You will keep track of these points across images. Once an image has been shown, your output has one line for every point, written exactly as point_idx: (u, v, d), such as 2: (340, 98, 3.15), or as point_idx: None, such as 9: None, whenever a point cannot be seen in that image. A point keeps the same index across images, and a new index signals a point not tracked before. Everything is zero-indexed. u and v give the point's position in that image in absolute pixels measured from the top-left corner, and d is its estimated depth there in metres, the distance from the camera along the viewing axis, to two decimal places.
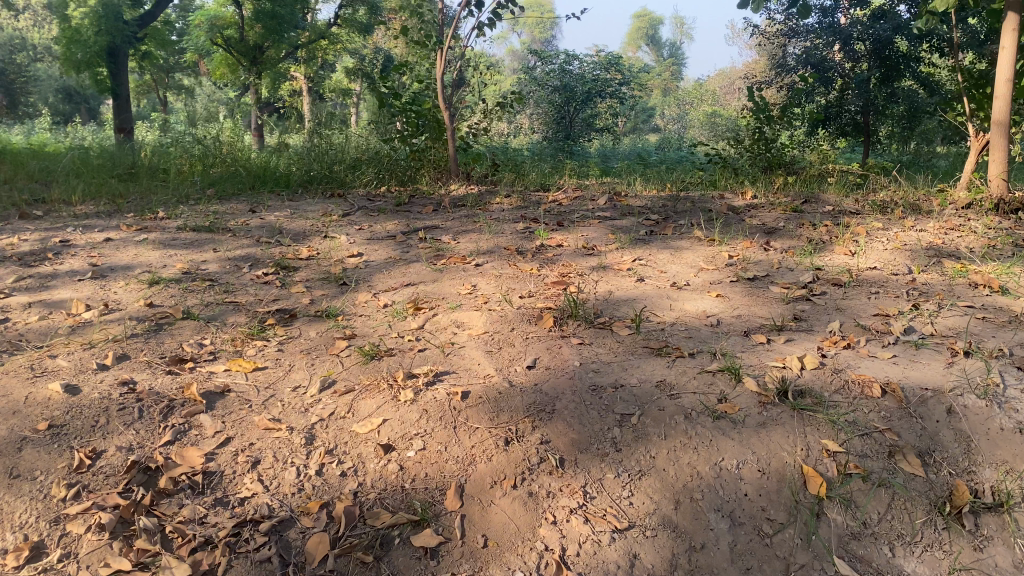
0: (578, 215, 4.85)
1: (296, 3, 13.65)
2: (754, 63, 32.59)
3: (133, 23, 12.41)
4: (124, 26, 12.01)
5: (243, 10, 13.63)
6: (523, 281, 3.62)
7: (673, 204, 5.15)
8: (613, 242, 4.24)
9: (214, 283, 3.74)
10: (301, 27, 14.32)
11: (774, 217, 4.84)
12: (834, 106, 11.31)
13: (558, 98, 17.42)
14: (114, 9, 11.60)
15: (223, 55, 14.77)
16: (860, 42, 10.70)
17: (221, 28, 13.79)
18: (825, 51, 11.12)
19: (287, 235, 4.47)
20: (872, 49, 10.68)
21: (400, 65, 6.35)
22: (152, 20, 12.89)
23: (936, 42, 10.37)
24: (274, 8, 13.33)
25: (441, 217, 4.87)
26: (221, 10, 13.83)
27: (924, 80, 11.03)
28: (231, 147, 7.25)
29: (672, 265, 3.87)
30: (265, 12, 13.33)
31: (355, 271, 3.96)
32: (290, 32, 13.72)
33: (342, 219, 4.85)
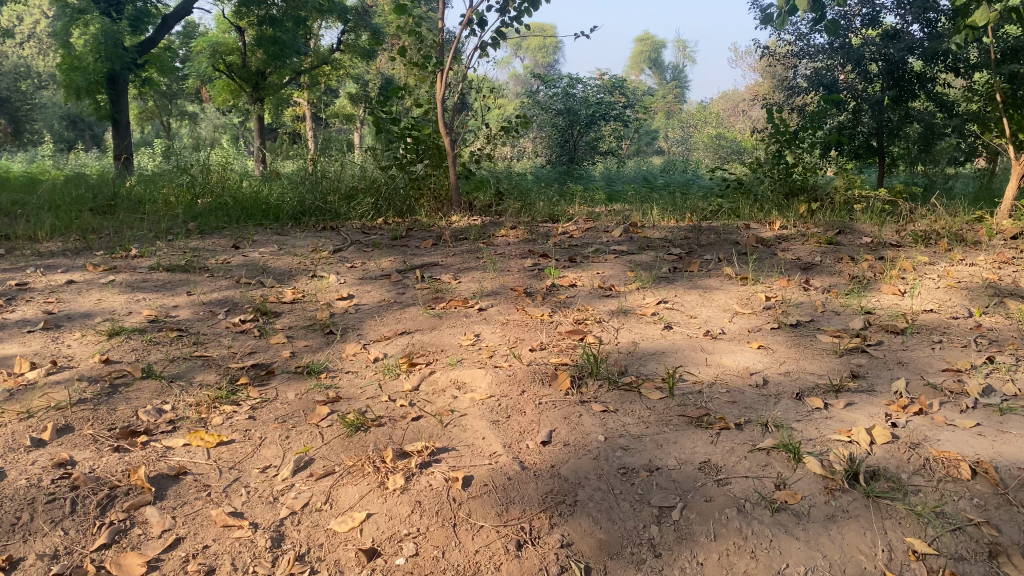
0: (592, 249, 4.41)
1: (298, 28, 13.32)
2: (759, 86, 32.28)
3: (133, 50, 12.09)
4: (125, 53, 11.66)
5: (244, 36, 13.35)
6: (534, 329, 3.16)
7: (695, 235, 4.71)
8: (633, 281, 3.80)
9: (183, 333, 3.30)
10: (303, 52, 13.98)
11: (807, 251, 4.39)
12: (847, 128, 10.89)
13: (562, 121, 17.09)
14: (115, 36, 11.25)
15: (224, 82, 14.29)
16: (873, 62, 10.34)
17: (223, 54, 13.69)
18: (837, 72, 10.75)
19: (271, 275, 4.04)
20: (885, 69, 10.34)
21: (399, 89, 5.96)
22: (153, 46, 12.74)
23: (951, 61, 10.04)
24: (276, 33, 13.00)
25: (441, 252, 4.44)
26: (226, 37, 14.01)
27: (939, 101, 10.64)
28: (220, 176, 6.84)
29: (701, 309, 3.43)
30: (266, 37, 13.02)
31: (344, 316, 3.52)
32: (291, 57, 13.31)
33: (332, 255, 4.42)
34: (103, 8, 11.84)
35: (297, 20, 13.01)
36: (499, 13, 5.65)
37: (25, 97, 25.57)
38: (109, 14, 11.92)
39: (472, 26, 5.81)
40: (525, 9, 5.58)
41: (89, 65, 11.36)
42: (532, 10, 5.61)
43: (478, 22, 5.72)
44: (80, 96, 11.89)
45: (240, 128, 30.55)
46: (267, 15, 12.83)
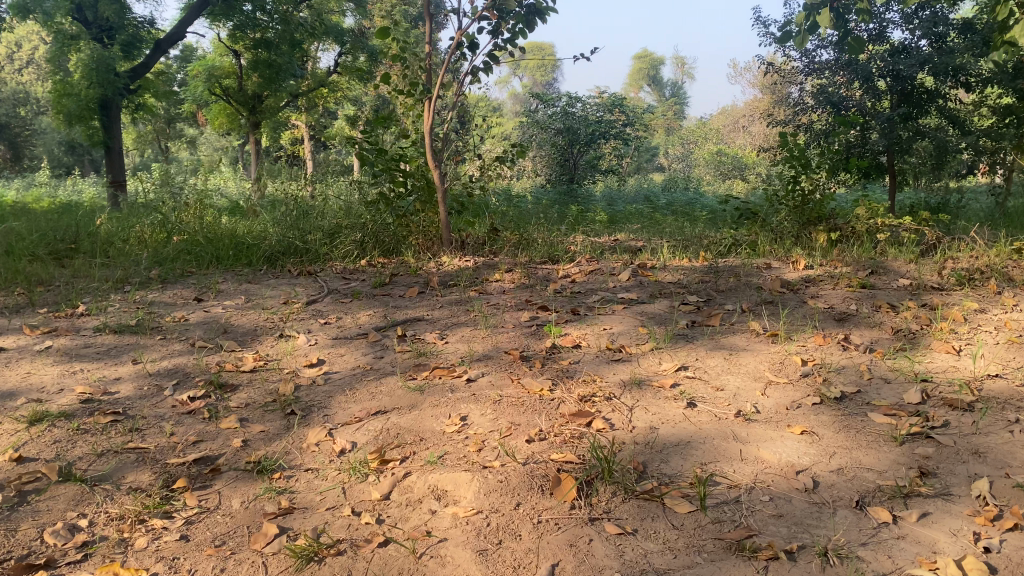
0: (597, 298, 3.92)
1: (295, 51, 12.87)
2: (759, 101, 31.84)
3: (125, 75, 11.61)
4: (117, 78, 11.14)
5: (241, 60, 12.94)
6: (532, 408, 2.64)
7: (712, 279, 4.21)
8: (646, 340, 3.30)
9: (120, 417, 2.80)
10: (300, 75, 13.54)
11: (840, 298, 3.89)
12: (856, 146, 10.37)
13: (561, 140, 16.64)
14: (107, 62, 10.77)
15: (221, 105, 14.11)
16: (881, 78, 9.90)
17: (219, 78, 13.29)
18: (845, 89, 10.28)
19: (232, 337, 3.55)
20: (892, 85, 9.92)
21: (384, 118, 5.49)
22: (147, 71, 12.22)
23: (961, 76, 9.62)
24: (271, 56, 12.56)
25: (428, 303, 3.94)
26: (222, 61, 13.49)
27: (952, 117, 10.20)
28: (196, 215, 6.36)
29: (728, 378, 2.93)
30: (261, 61, 12.60)
31: (311, 389, 3.03)
32: (287, 81, 12.88)
33: (304, 309, 3.93)
34: (95, 33, 11.34)
35: (292, 42, 12.52)
36: (490, 35, 5.19)
37: (23, 122, 25.16)
38: (101, 39, 11.39)
39: (461, 49, 5.35)
40: (520, 31, 5.11)
41: (81, 91, 10.94)
42: (527, 31, 5.15)
43: (468, 45, 5.25)
44: (71, 123, 11.42)
45: (239, 149, 30.15)
46: (261, 38, 12.41)
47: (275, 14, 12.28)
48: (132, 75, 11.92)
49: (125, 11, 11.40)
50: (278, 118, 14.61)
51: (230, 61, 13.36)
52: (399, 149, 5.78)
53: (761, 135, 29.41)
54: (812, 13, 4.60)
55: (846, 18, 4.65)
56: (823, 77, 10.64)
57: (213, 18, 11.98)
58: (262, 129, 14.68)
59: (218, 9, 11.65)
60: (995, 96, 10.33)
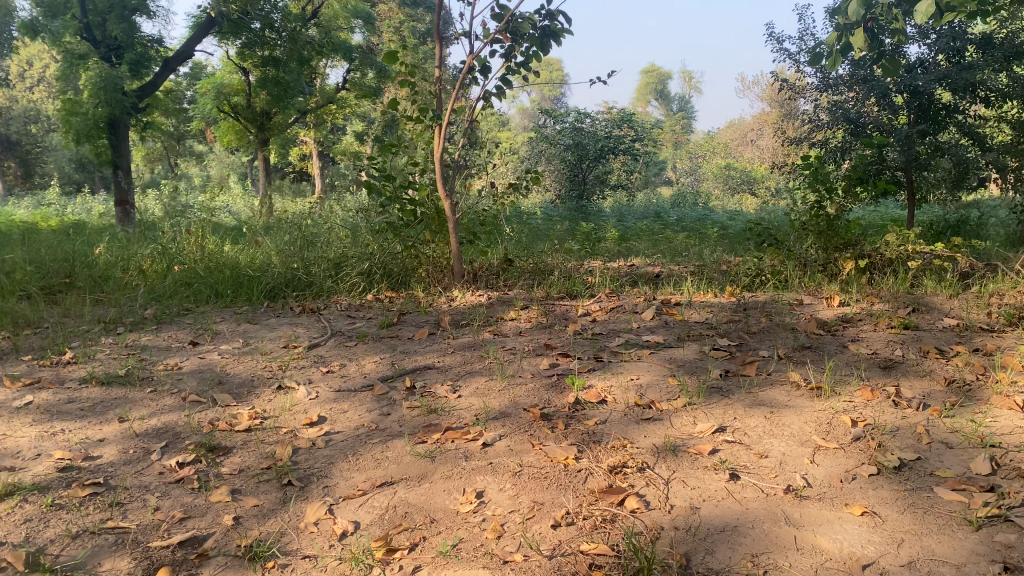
0: (620, 341, 3.64)
1: (303, 69, 12.69)
2: (768, 115, 31.63)
3: (133, 94, 11.43)
4: (124, 97, 10.97)
5: (249, 75, 12.76)
6: (557, 482, 2.36)
7: (742, 318, 3.93)
8: (677, 393, 3.01)
9: (99, 489, 2.53)
10: (308, 92, 13.35)
11: (882, 341, 3.60)
12: (873, 163, 10.07)
13: (570, 156, 16.39)
14: (114, 81, 10.59)
15: (230, 122, 13.87)
16: (898, 93, 9.66)
17: (228, 95, 13.11)
18: (862, 105, 10.02)
19: (227, 389, 3.29)
20: (910, 100, 9.66)
21: (391, 144, 5.24)
22: (155, 89, 12.08)
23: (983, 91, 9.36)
24: (279, 74, 12.38)
25: (438, 347, 3.67)
26: (230, 77, 13.32)
27: (970, 133, 9.96)
28: (197, 244, 6.12)
29: (771, 442, 2.64)
30: (269, 78, 12.44)
31: (310, 454, 2.76)
32: (295, 98, 12.68)
33: (306, 354, 3.67)
34: (103, 52, 11.13)
35: (300, 59, 12.34)
36: (503, 57, 4.94)
37: (33, 139, 25.08)
38: (109, 59, 11.20)
39: (472, 73, 5.10)
40: (534, 54, 4.86)
41: (88, 110, 10.77)
42: (542, 54, 4.90)
43: (480, 68, 5.01)
44: (79, 143, 11.24)
45: (247, 165, 30.02)
46: (270, 56, 12.23)
47: (283, 31, 12.09)
48: (141, 93, 11.79)
49: (133, 29, 11.22)
50: (287, 135, 14.44)
51: (239, 78, 13.18)
52: (407, 176, 5.53)
53: (770, 148, 29.15)
54: (844, 34, 4.32)
55: (880, 39, 4.37)
56: (839, 93, 10.37)
57: (221, 36, 11.81)
58: (270, 146, 14.51)
59: (226, 28, 11.49)
60: (1015, 112, 10.08)
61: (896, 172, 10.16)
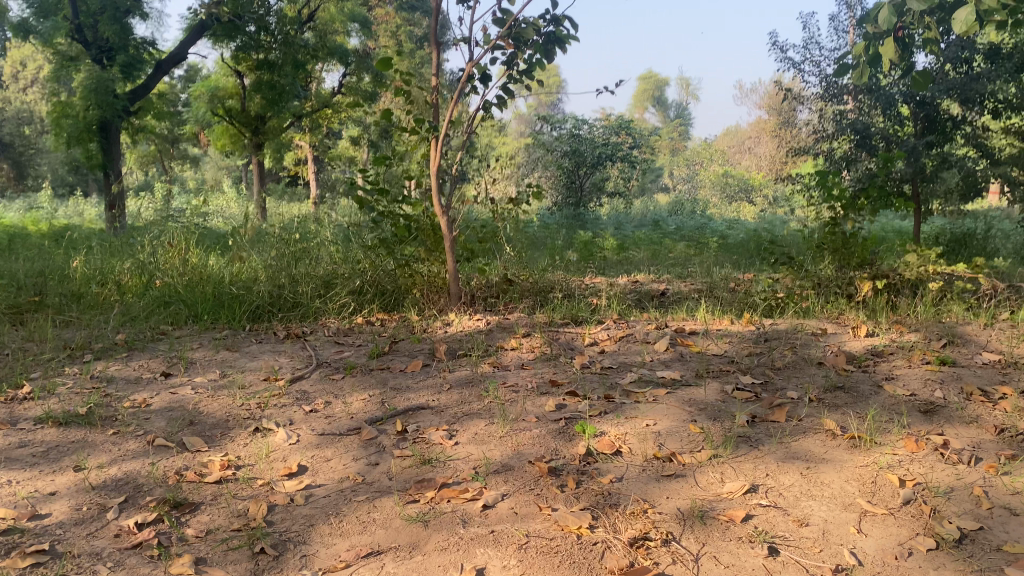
0: (633, 377, 3.33)
1: (298, 73, 12.36)
2: (764, 122, 31.44)
3: (125, 96, 11.10)
4: (116, 100, 10.63)
5: (244, 78, 12.44)
6: (570, 560, 2.04)
7: (763, 352, 3.63)
8: (700, 443, 2.70)
9: (43, 559, 2.19)
10: (304, 95, 13.01)
11: (919, 380, 3.29)
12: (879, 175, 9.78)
13: (568, 162, 16.09)
14: (106, 83, 10.25)
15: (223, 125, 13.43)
16: (904, 104, 9.39)
17: (223, 98, 12.79)
18: (867, 115, 9.74)
19: (199, 432, 2.96)
20: (917, 111, 9.41)
21: (384, 156, 4.92)
22: (147, 93, 11.70)
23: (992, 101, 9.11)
24: (274, 77, 12.06)
25: (433, 382, 3.35)
26: (225, 80, 12.97)
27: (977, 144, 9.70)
28: (179, 259, 5.79)
29: (810, 505, 2.33)
30: (264, 82, 12.19)
31: (288, 513, 2.43)
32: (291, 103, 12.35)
33: (288, 389, 3.34)
34: (94, 55, 10.75)
35: (295, 63, 12.03)
36: (504, 65, 4.63)
37: (27, 141, 24.68)
38: (100, 61, 10.84)
39: (471, 82, 4.79)
40: (538, 62, 4.56)
41: (79, 112, 10.43)
42: (546, 62, 4.59)
43: (479, 77, 4.70)
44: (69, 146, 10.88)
45: (242, 170, 29.65)
46: (265, 60, 11.91)
47: (278, 35, 11.75)
48: (132, 97, 11.42)
49: (127, 31, 10.89)
50: (282, 140, 14.13)
51: (234, 81, 12.85)
52: (401, 190, 5.21)
53: (767, 155, 28.91)
54: (872, 44, 4.04)
55: (910, 50, 4.09)
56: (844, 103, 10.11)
57: (215, 39, 11.50)
58: (265, 151, 14.16)
59: (220, 30, 11.18)
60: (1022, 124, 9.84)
61: (903, 185, 9.89)
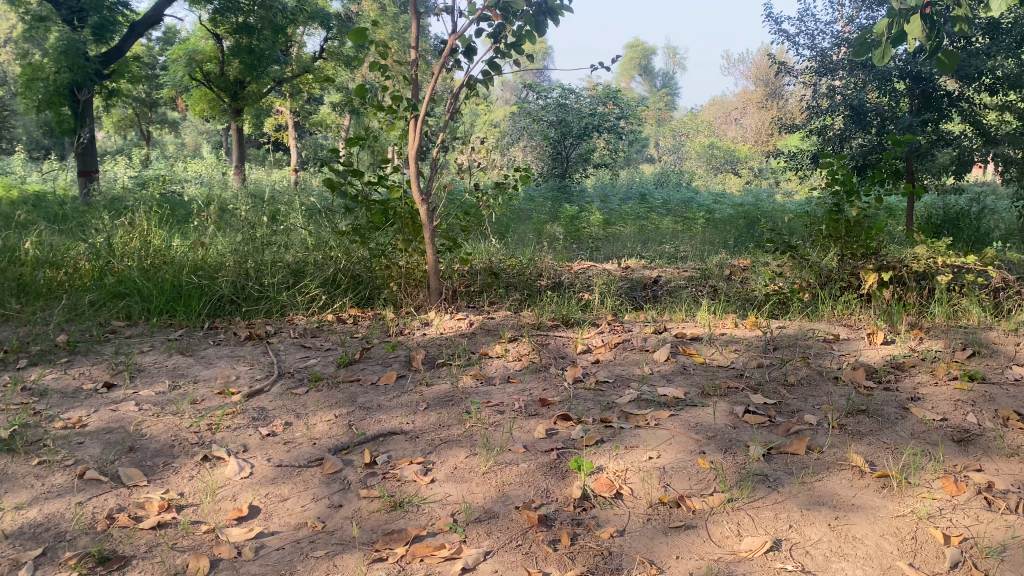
0: (631, 395, 2.98)
1: (278, 36, 11.82)
2: (751, 93, 31.05)
3: (97, 60, 10.54)
4: (88, 63, 10.06)
5: (223, 42, 11.89)
6: None
7: (775, 364, 3.29)
8: (710, 484, 2.36)
9: None
10: (285, 60, 12.45)
11: (948, 400, 2.96)
12: (873, 152, 9.37)
13: (553, 132, 15.56)
14: (77, 45, 9.70)
15: (202, 90, 12.89)
16: (899, 80, 9.08)
17: (201, 62, 12.17)
18: (861, 91, 9.37)
19: (137, 462, 2.59)
20: (912, 88, 9.06)
21: (358, 137, 4.49)
22: (121, 56, 11.12)
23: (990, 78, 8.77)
24: (253, 42, 11.51)
25: (407, 399, 2.99)
26: (202, 44, 12.34)
27: (973, 121, 9.44)
28: (139, 241, 5.34)
29: (842, 570, 1.98)
30: (241, 46, 11.57)
31: (233, 572, 2.06)
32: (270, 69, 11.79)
33: (243, 407, 2.97)
34: (64, 15, 10.18)
35: (275, 27, 11.48)
36: (491, 38, 4.21)
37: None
38: (71, 22, 10.27)
39: (453, 56, 4.36)
40: (528, 36, 4.14)
41: (48, 75, 9.86)
42: (536, 35, 4.18)
43: (462, 50, 4.28)
44: (38, 110, 10.32)
45: (220, 133, 28.89)
46: (244, 23, 11.37)
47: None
48: (104, 60, 10.83)
49: None
50: (260, 106, 13.56)
51: (213, 44, 12.23)
52: (377, 172, 4.79)
53: (753, 126, 28.58)
54: (898, 22, 3.64)
55: (939, 29, 3.70)
56: (839, 77, 9.72)
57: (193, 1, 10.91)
58: (244, 116, 13.60)
59: None
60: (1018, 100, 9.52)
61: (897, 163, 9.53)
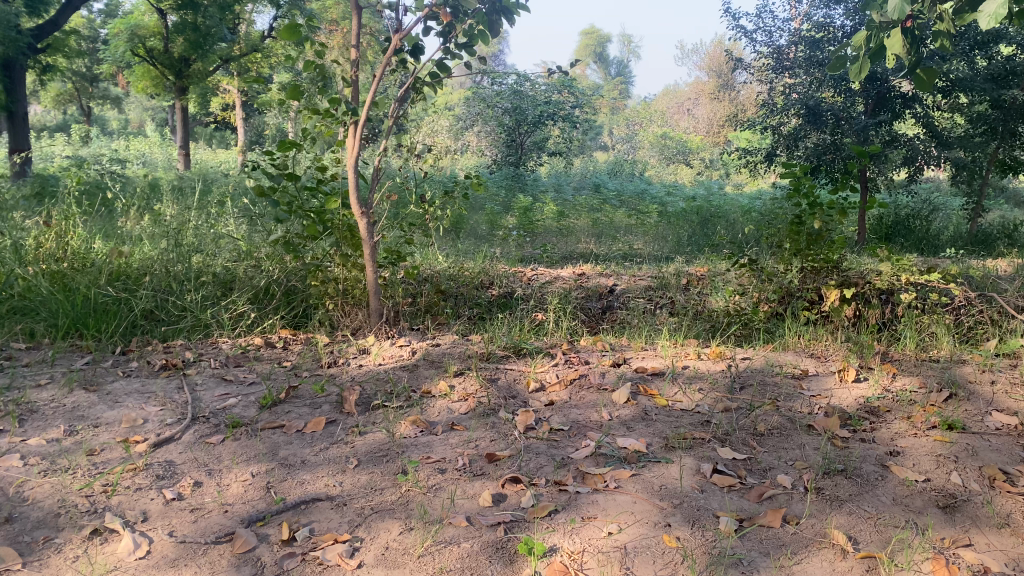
0: (586, 448, 2.68)
1: (226, 13, 11.36)
2: (705, 84, 30.99)
3: (29, 33, 9.85)
4: (19, 36, 9.23)
5: (166, 16, 11.24)
6: None
7: (742, 409, 3.02)
8: (678, 569, 2.07)
9: None
10: (231, 38, 11.86)
11: (929, 456, 2.72)
12: (828, 151, 9.17)
13: (507, 120, 15.16)
14: (6, 15, 8.89)
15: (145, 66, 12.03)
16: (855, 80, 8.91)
17: (144, 38, 11.34)
18: (817, 90, 9.18)
19: (12, 537, 2.18)
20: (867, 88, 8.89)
21: (292, 141, 4.08)
22: (55, 29, 10.33)
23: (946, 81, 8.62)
24: (197, 19, 11.11)
25: (336, 452, 2.65)
26: (144, 18, 11.44)
27: (927, 124, 9.38)
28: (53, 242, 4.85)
29: None
30: (187, 23, 11.17)
31: None
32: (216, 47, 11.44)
33: (148, 461, 2.58)
34: None
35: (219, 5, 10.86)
36: (439, 37, 3.87)
37: None
38: None
39: (400, 55, 4.00)
40: (480, 37, 3.77)
41: None
42: (489, 36, 3.81)
43: (409, 50, 3.94)
44: None
45: (164, 109, 27.70)
46: None
47: None
48: (38, 32, 10.08)
49: None
50: (206, 85, 12.90)
51: (156, 19, 11.45)
52: (313, 177, 4.39)
53: (705, 117, 28.57)
54: (876, 35, 3.37)
55: (918, 44, 3.44)
56: (796, 76, 9.51)
57: None
58: (189, 95, 12.90)
59: None
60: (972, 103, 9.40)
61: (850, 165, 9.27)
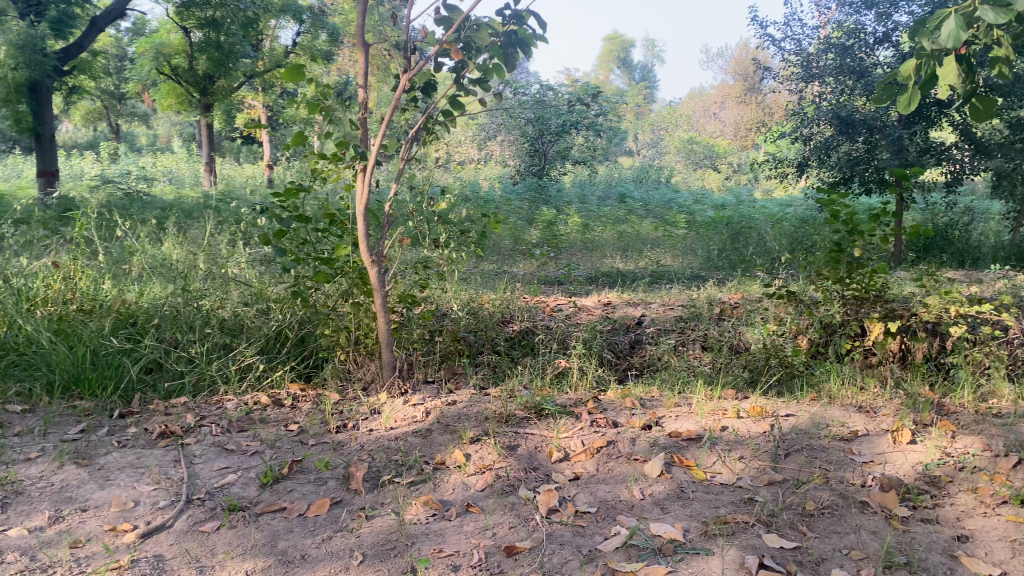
0: (614, 537, 2.40)
1: (248, 32, 11.14)
2: (730, 88, 30.49)
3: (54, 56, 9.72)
4: (45, 59, 9.14)
5: (190, 35, 11.09)
6: None
7: (788, 484, 2.75)
8: None
9: None
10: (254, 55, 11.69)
11: (1003, 541, 2.41)
12: (860, 162, 8.82)
13: (530, 130, 14.88)
14: (34, 41, 8.80)
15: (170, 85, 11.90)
16: None
17: (169, 56, 11.24)
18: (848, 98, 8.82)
19: None
20: None
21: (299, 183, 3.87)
22: (81, 51, 10.23)
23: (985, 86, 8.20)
24: (220, 38, 10.84)
25: (339, 544, 2.41)
26: (169, 36, 11.30)
27: (964, 131, 8.91)
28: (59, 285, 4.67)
29: None
30: (209, 41, 10.87)
31: None
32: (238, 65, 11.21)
33: (134, 556, 2.35)
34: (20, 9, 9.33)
35: (242, 24, 10.67)
36: (451, 72, 3.62)
37: None
38: (27, 17, 9.42)
39: (411, 92, 3.78)
40: (495, 70, 3.49)
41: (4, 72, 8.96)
42: (505, 70, 3.54)
43: (420, 87, 3.73)
44: None
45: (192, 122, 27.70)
46: (212, 18, 10.56)
47: None
48: (63, 55, 9.95)
49: None
50: (232, 101, 12.77)
51: (181, 37, 11.33)
52: (322, 217, 4.17)
53: (732, 121, 28.10)
54: (927, 63, 3.04)
55: (973, 73, 3.09)
56: (825, 85, 9.14)
57: None
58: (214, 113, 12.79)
59: None
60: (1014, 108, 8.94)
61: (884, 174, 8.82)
